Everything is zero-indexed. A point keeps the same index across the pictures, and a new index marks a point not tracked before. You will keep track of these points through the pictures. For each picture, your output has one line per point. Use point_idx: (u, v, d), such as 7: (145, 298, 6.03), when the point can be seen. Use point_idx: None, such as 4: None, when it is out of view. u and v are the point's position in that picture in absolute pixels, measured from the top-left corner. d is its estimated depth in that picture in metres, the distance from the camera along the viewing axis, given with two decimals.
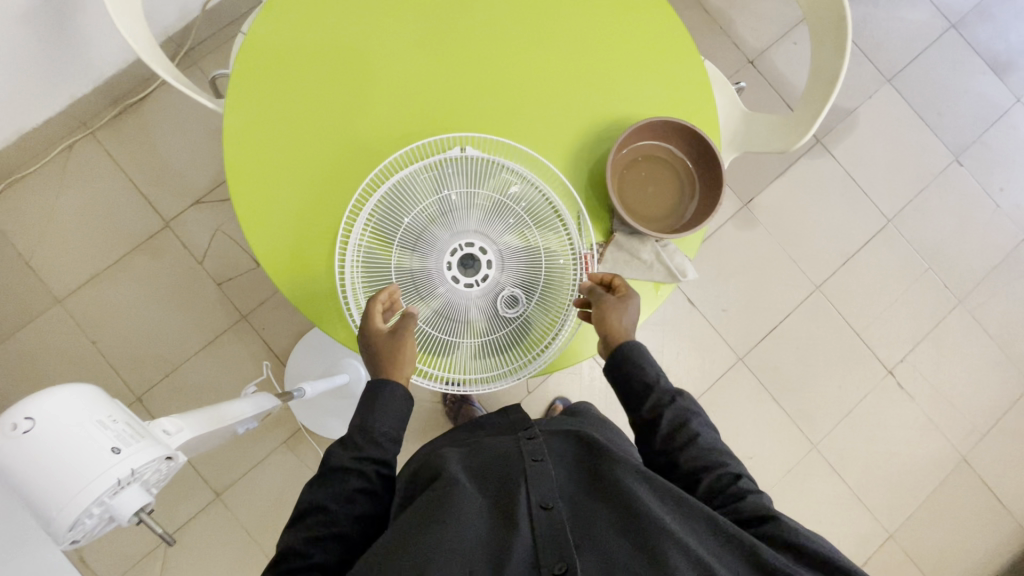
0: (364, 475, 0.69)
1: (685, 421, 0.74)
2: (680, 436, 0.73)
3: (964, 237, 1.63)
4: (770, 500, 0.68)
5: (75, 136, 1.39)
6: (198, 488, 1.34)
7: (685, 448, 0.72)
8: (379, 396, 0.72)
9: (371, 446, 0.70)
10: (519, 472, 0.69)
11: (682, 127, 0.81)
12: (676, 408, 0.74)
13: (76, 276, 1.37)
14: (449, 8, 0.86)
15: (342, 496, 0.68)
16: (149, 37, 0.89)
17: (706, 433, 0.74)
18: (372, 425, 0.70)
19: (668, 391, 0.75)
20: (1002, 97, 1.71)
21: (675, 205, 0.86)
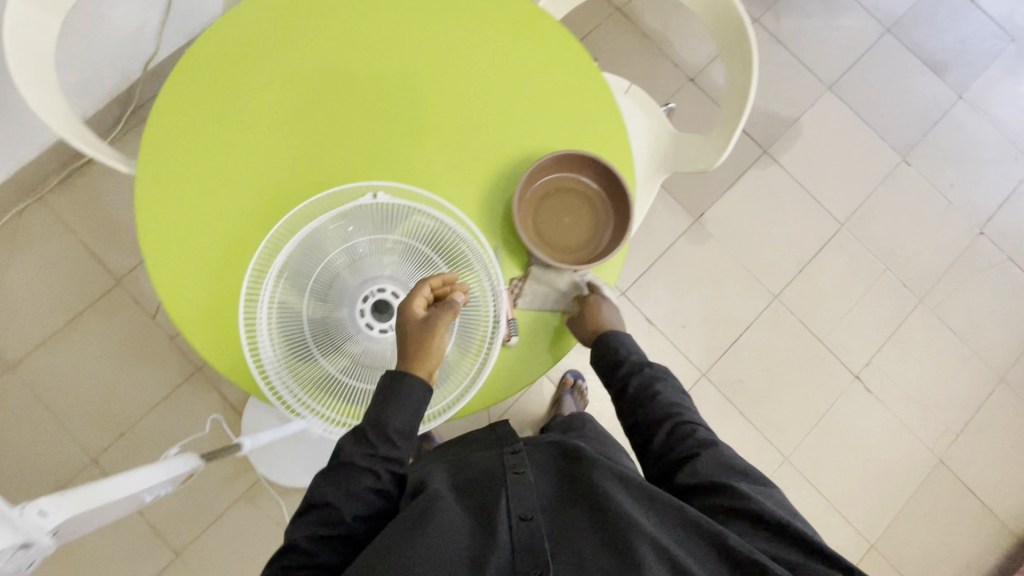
0: (375, 473, 0.71)
1: (651, 384, 0.88)
2: (644, 394, 0.88)
3: (919, 236, 1.63)
4: (723, 450, 0.79)
5: (24, 201, 1.40)
6: (157, 547, 1.32)
7: (649, 403, 0.87)
8: (397, 392, 0.72)
9: (383, 442, 0.72)
10: (503, 483, 0.71)
11: (590, 159, 0.83)
12: (644, 373, 0.90)
13: (28, 340, 1.36)
14: (358, 60, 0.88)
15: (351, 493, 0.70)
16: (67, 108, 0.89)
17: (669, 392, 0.88)
18: (386, 420, 0.71)
19: (637, 361, 0.91)
20: (943, 94, 1.73)
21: (589, 236, 0.87)
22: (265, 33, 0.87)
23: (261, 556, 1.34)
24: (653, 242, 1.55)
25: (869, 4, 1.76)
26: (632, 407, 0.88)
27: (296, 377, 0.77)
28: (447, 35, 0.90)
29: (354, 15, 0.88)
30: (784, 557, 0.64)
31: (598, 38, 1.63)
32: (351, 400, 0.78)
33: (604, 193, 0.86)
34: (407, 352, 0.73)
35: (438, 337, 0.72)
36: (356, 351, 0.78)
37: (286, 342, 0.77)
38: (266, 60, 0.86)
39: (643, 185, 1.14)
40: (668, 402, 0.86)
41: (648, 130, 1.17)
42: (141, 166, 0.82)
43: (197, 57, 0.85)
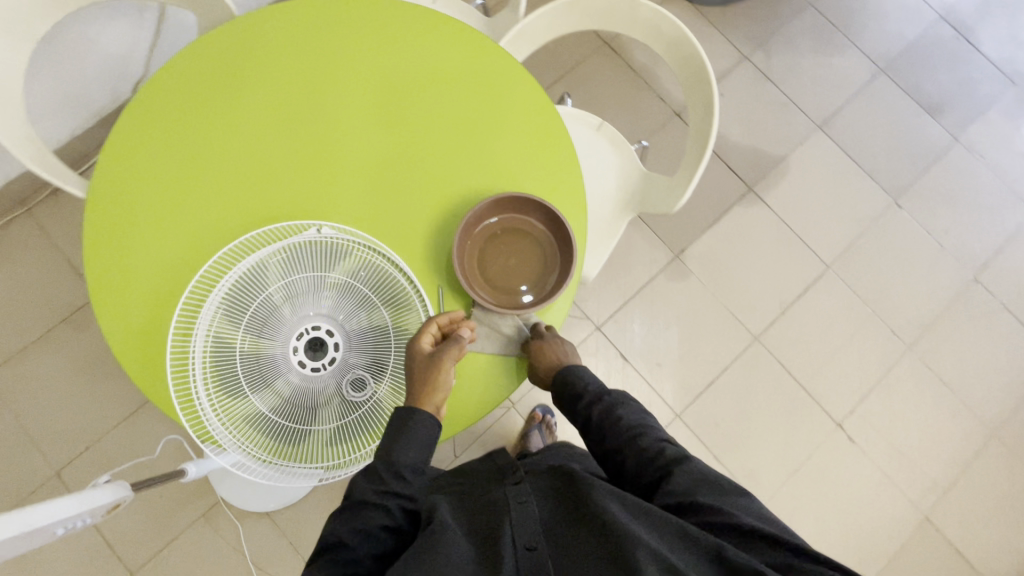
0: (387, 510, 0.72)
1: (612, 410, 0.85)
2: (607, 423, 0.84)
3: (908, 281, 1.58)
4: (699, 465, 0.75)
5: (12, 214, 1.44)
6: (111, 566, 1.30)
7: (613, 431, 0.83)
8: (405, 425, 0.74)
9: (394, 480, 0.73)
10: (503, 512, 0.69)
11: (537, 202, 0.83)
12: (604, 402, 0.86)
13: (4, 350, 1.38)
14: (314, 95, 0.89)
15: (364, 531, 0.71)
16: (29, 134, 0.92)
17: (632, 417, 0.84)
18: (396, 458, 0.73)
19: (595, 391, 0.88)
20: (939, 137, 1.69)
21: (535, 278, 0.86)
22: (225, 67, 0.88)
23: None
24: (631, 277, 1.53)
25: (863, 44, 1.74)
26: (598, 437, 0.84)
27: (224, 411, 0.75)
28: (407, 73, 0.91)
29: (317, 51, 0.90)
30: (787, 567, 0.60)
31: (584, 71, 1.63)
32: (282, 441, 0.76)
33: (547, 230, 0.85)
34: (413, 387, 0.76)
35: (445, 371, 0.75)
36: (289, 390, 0.76)
37: (215, 376, 0.75)
38: (226, 91, 0.88)
39: (609, 224, 1.14)
40: (632, 427, 0.83)
41: (618, 169, 1.16)
42: (92, 190, 0.84)
43: (158, 84, 0.87)
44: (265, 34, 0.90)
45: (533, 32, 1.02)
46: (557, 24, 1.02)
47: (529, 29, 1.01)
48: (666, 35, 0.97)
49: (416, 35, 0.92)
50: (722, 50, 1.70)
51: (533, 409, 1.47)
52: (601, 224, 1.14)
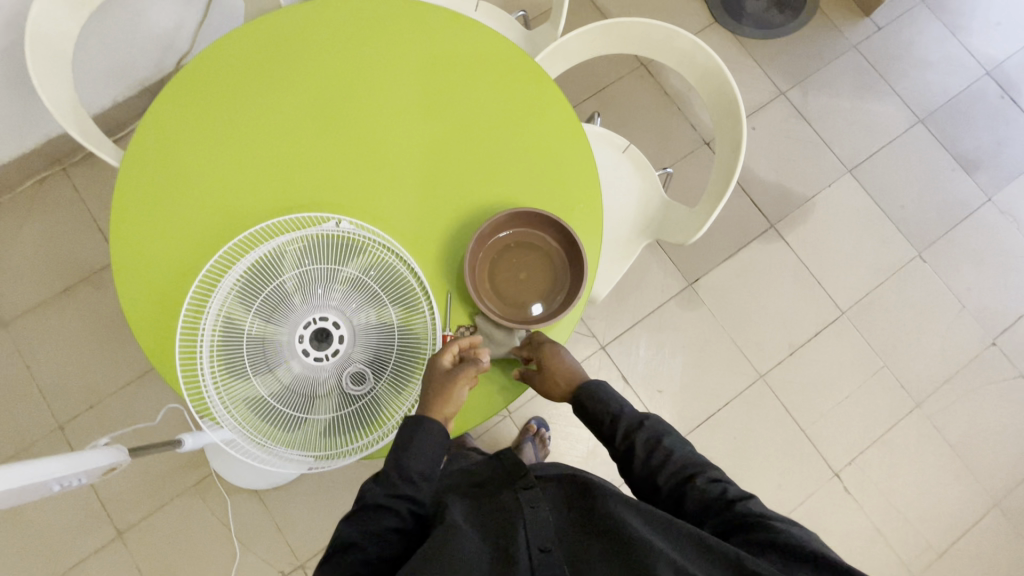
0: (397, 512, 0.72)
1: (657, 441, 0.79)
2: (654, 458, 0.78)
3: (923, 336, 1.55)
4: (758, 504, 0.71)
5: (48, 172, 1.48)
6: (101, 524, 1.33)
7: (663, 470, 0.77)
8: (416, 434, 0.74)
9: (405, 484, 0.72)
10: (515, 515, 0.70)
11: (552, 219, 0.83)
12: (647, 430, 0.80)
13: (25, 302, 1.43)
14: (347, 90, 0.90)
15: (375, 534, 0.70)
16: (72, 99, 0.95)
17: (681, 449, 0.78)
18: (406, 464, 0.73)
19: (634, 416, 0.81)
20: (972, 194, 1.66)
21: (543, 294, 0.86)
22: (264, 54, 0.91)
23: (197, 550, 1.34)
24: (642, 301, 1.52)
25: (904, 92, 1.72)
26: (645, 473, 0.78)
27: (226, 390, 0.77)
28: (440, 79, 0.92)
29: (353, 49, 0.92)
30: None
31: (618, 91, 1.64)
32: (278, 426, 0.77)
33: (545, 239, 0.86)
34: (426, 399, 0.75)
35: (460, 387, 0.75)
36: (290, 376, 0.78)
37: (221, 355, 0.77)
38: (262, 79, 0.90)
39: (624, 247, 1.14)
40: (684, 465, 0.77)
41: (639, 193, 1.16)
42: (125, 162, 0.86)
43: (197, 66, 0.90)
44: (306, 28, 0.92)
45: (569, 50, 1.02)
46: (594, 45, 1.03)
47: (566, 47, 1.02)
48: (702, 66, 0.98)
49: (452, 43, 0.94)
50: (759, 84, 1.69)
51: (529, 421, 1.47)
52: (616, 246, 1.14)
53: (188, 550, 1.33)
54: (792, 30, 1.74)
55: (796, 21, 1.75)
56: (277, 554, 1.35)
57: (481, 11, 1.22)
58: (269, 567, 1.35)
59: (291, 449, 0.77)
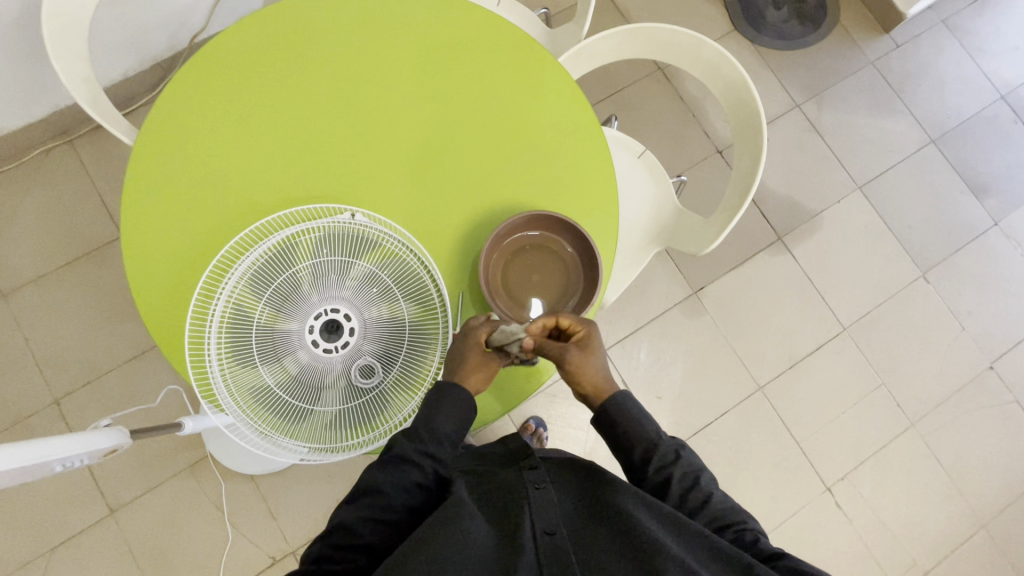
0: (422, 468, 0.73)
1: (693, 477, 0.75)
2: (688, 494, 0.74)
3: (922, 357, 1.56)
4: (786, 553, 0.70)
5: (54, 143, 1.46)
6: (93, 501, 1.33)
7: (701, 514, 0.73)
8: (446, 399, 0.75)
9: (432, 442, 0.74)
10: (522, 497, 0.72)
11: (570, 225, 0.83)
12: (683, 465, 0.75)
13: (25, 274, 1.41)
14: (367, 79, 0.89)
15: (402, 484, 0.72)
16: (86, 73, 0.93)
17: (714, 490, 0.75)
18: (436, 422, 0.74)
19: (672, 445, 0.76)
20: (979, 218, 1.67)
21: (556, 299, 0.86)
22: (285, 39, 0.90)
23: (189, 531, 1.34)
24: (647, 306, 1.52)
25: (918, 111, 1.72)
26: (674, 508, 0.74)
27: (233, 378, 0.76)
28: (462, 74, 0.91)
29: (375, 39, 0.91)
30: None
31: (634, 94, 1.63)
32: (284, 417, 0.77)
33: (563, 255, 0.86)
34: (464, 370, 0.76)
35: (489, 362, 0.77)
36: (299, 367, 0.77)
37: (229, 341, 0.76)
38: (282, 64, 0.89)
39: (635, 253, 1.14)
40: (715, 506, 0.74)
41: (653, 201, 1.16)
42: (138, 142, 0.85)
43: (215, 48, 0.88)
44: (328, 15, 0.91)
45: (594, 52, 1.01)
46: (617, 48, 1.02)
47: (589, 50, 1.01)
48: (725, 77, 0.97)
49: (475, 38, 0.93)
50: (776, 95, 1.69)
51: (527, 419, 1.47)
52: (627, 252, 1.14)
53: (181, 531, 1.33)
54: (811, 43, 1.73)
55: (815, 33, 1.74)
56: (268, 539, 1.35)
57: (503, 7, 1.20)
58: (260, 552, 1.34)
59: (297, 439, 0.77)
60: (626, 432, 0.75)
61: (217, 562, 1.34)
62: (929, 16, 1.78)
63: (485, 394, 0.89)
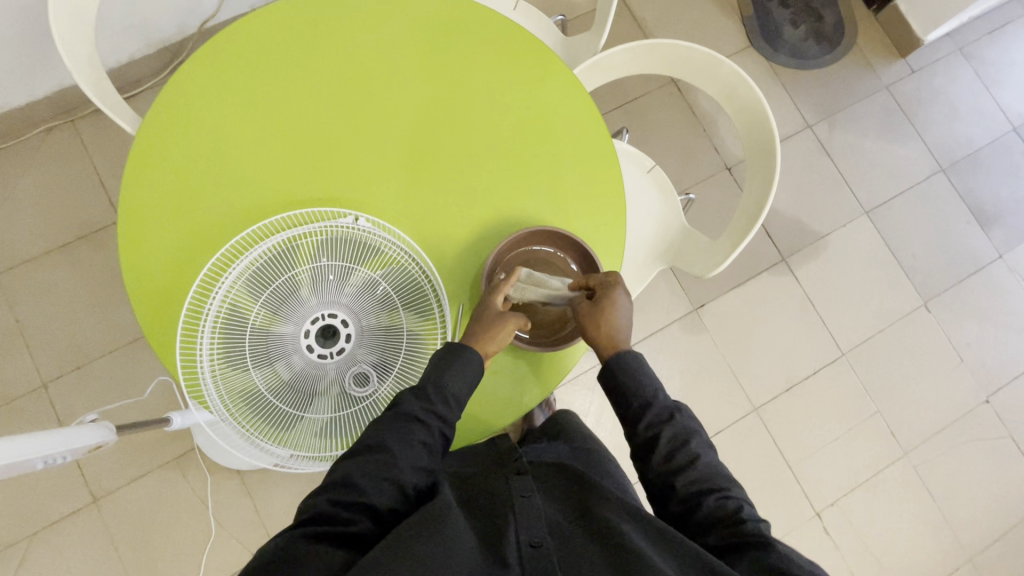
0: (428, 428, 0.72)
1: (684, 439, 0.73)
2: (677, 454, 0.72)
3: (919, 386, 1.56)
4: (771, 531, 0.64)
5: (56, 122, 1.44)
6: (76, 487, 1.31)
7: (683, 473, 0.71)
8: (456, 358, 0.75)
9: (440, 403, 0.73)
10: (507, 505, 0.71)
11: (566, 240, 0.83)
12: (674, 426, 0.74)
13: (18, 254, 1.39)
14: (378, 81, 0.88)
15: (408, 442, 0.70)
16: (91, 56, 0.91)
17: (705, 455, 0.72)
18: (445, 381, 0.74)
19: (666, 405, 0.76)
20: (983, 249, 1.66)
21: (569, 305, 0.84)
22: (297, 35, 0.88)
23: (172, 523, 1.33)
24: (646, 320, 1.51)
25: (929, 139, 1.71)
26: (663, 466, 0.72)
27: (226, 380, 0.75)
28: (474, 81, 0.89)
29: (387, 41, 0.89)
30: None
31: (645, 105, 1.61)
32: (275, 422, 0.76)
33: (571, 275, 0.85)
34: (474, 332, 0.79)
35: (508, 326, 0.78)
36: (291, 372, 0.76)
37: (223, 343, 0.75)
38: (290, 61, 0.87)
39: (638, 270, 1.13)
40: (703, 467, 0.71)
41: (660, 218, 1.14)
42: (140, 133, 0.84)
43: (224, 41, 0.87)
44: (342, 13, 0.89)
45: (611, 64, 1.00)
46: (634, 62, 1.00)
47: (606, 62, 0.99)
48: (741, 98, 0.96)
49: (489, 45, 0.91)
50: (788, 114, 1.67)
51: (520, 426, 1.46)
52: (632, 268, 1.12)
53: (164, 522, 1.32)
54: (827, 64, 1.72)
55: (831, 54, 1.73)
56: (251, 535, 1.34)
57: (520, 11, 1.19)
58: (243, 547, 1.33)
59: (287, 445, 0.76)
60: (624, 385, 0.77)
61: (199, 556, 1.32)
62: (947, 43, 1.77)
63: (479, 405, 0.88)
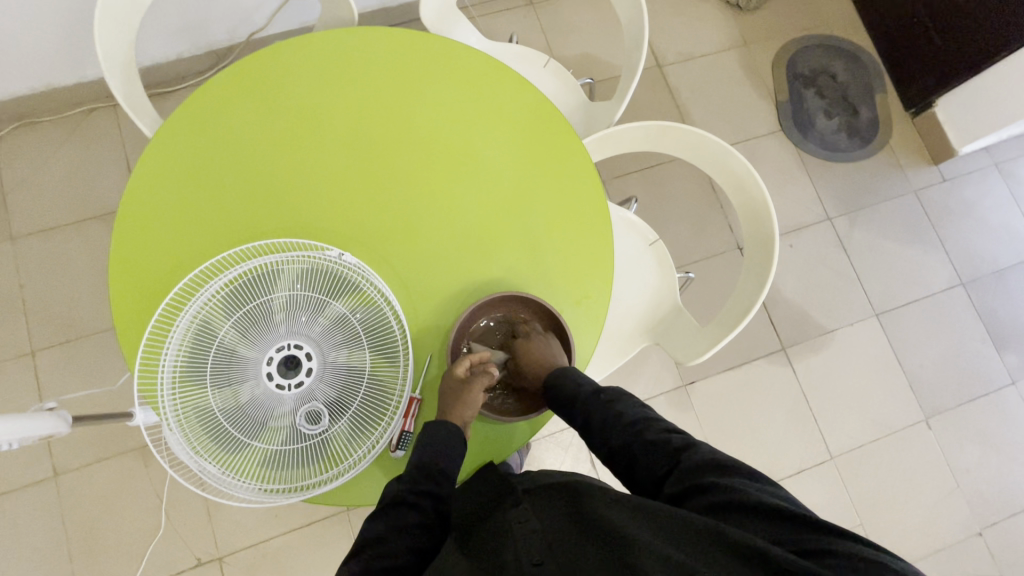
0: (420, 508, 0.73)
1: (611, 406, 0.80)
2: (606, 420, 0.78)
3: (908, 506, 1.48)
4: (714, 450, 0.69)
5: (99, 104, 1.51)
6: (40, 459, 1.32)
7: (617, 429, 0.77)
8: (436, 434, 0.78)
9: (427, 482, 0.75)
10: (504, 538, 0.69)
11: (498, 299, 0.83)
12: (601, 400, 0.80)
13: (36, 224, 1.44)
14: (392, 122, 0.90)
15: (400, 527, 0.71)
16: (127, 61, 0.96)
17: (631, 411, 0.79)
18: (429, 461, 0.76)
19: (591, 385, 0.82)
20: (995, 373, 1.59)
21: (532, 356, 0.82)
22: (324, 67, 0.91)
23: (123, 513, 1.32)
24: (633, 388, 1.48)
25: (953, 250, 1.67)
26: (600, 436, 0.79)
27: (181, 397, 0.73)
28: (484, 135, 0.91)
29: (412, 87, 0.91)
30: (804, 547, 0.54)
31: (665, 173, 1.61)
32: (220, 445, 0.73)
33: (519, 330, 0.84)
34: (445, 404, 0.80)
35: (477, 391, 0.78)
36: (248, 396, 0.74)
37: (187, 357, 0.73)
38: (317, 93, 0.90)
39: (623, 342, 1.11)
40: (633, 422, 0.77)
41: (654, 293, 1.13)
42: (158, 139, 0.86)
43: (256, 64, 0.90)
44: (369, 51, 0.92)
45: (621, 139, 1.02)
46: (647, 140, 1.02)
47: (617, 135, 1.02)
48: (748, 193, 0.95)
49: (511, 104, 0.93)
50: (809, 203, 1.66)
51: None
52: (617, 339, 1.11)
53: (115, 509, 1.31)
54: (856, 159, 1.71)
55: (861, 150, 1.72)
56: (199, 538, 1.33)
57: (550, 69, 1.24)
58: (187, 550, 1.32)
59: (228, 471, 0.72)
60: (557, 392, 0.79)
61: (142, 550, 1.31)
62: (983, 156, 1.74)
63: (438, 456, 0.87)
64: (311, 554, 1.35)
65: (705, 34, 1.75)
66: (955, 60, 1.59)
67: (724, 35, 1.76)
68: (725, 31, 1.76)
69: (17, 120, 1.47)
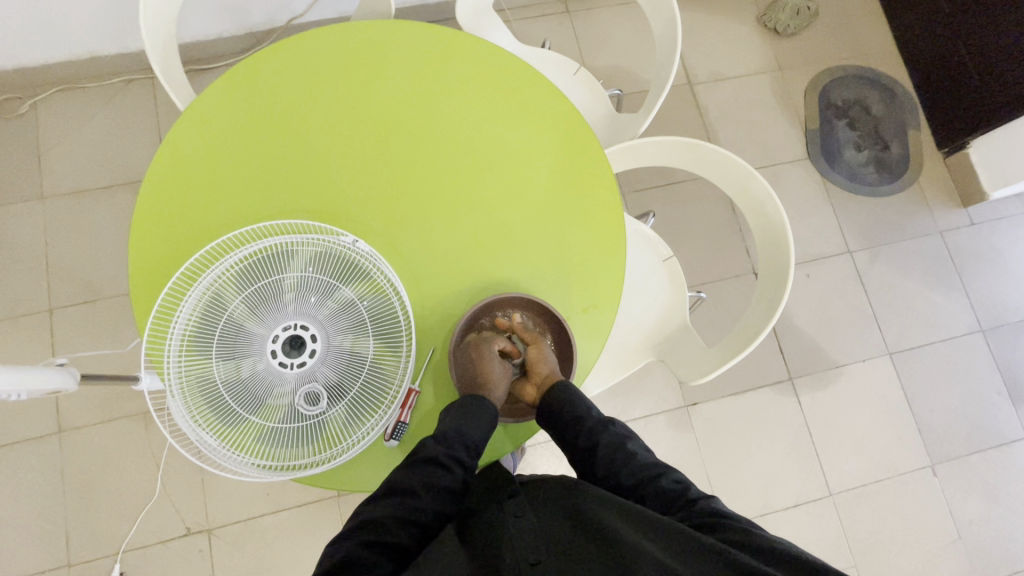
0: (451, 474, 0.74)
1: (622, 444, 0.79)
2: (617, 458, 0.77)
3: (906, 552, 1.44)
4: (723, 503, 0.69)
5: (138, 75, 1.55)
6: (46, 415, 1.35)
7: (626, 468, 0.76)
8: (472, 408, 0.76)
9: (461, 449, 0.75)
10: (500, 523, 0.69)
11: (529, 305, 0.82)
12: (611, 433, 0.79)
13: (66, 185, 1.48)
14: (417, 116, 0.91)
15: (432, 487, 0.72)
16: (168, 33, 0.99)
17: (643, 454, 0.78)
18: (467, 430, 0.75)
19: (601, 419, 0.81)
20: (1008, 426, 1.55)
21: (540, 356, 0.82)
22: (356, 57, 0.92)
23: (119, 474, 1.34)
24: (634, 403, 1.47)
25: (976, 297, 1.63)
26: (604, 471, 0.77)
27: (186, 365, 0.73)
28: (506, 137, 0.92)
29: (440, 83, 0.92)
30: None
31: (687, 190, 1.60)
32: (218, 416, 0.73)
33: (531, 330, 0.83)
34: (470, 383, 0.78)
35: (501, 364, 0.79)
36: (250, 371, 0.74)
37: (195, 327, 0.74)
38: (348, 81, 0.91)
39: (629, 356, 1.10)
40: (646, 465, 0.76)
41: (664, 310, 1.12)
42: (191, 111, 0.88)
43: (291, 49, 0.92)
44: (402, 46, 0.93)
45: (643, 152, 1.03)
46: (669, 157, 1.02)
47: (639, 149, 1.02)
48: (767, 217, 0.95)
49: (538, 109, 0.93)
50: (830, 234, 1.64)
51: None
52: (621, 352, 1.10)
53: (113, 470, 1.34)
54: (882, 194, 1.68)
55: (889, 185, 1.69)
56: (190, 508, 1.34)
57: (580, 77, 1.24)
58: (179, 519, 1.34)
59: (224, 442, 0.73)
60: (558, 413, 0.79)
61: (135, 514, 1.33)
62: (1015, 203, 1.70)
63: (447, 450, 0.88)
64: (297, 535, 1.36)
65: (739, 56, 1.74)
66: (997, 93, 1.54)
67: (758, 59, 1.74)
68: (760, 53, 1.75)
69: (58, 83, 1.52)
